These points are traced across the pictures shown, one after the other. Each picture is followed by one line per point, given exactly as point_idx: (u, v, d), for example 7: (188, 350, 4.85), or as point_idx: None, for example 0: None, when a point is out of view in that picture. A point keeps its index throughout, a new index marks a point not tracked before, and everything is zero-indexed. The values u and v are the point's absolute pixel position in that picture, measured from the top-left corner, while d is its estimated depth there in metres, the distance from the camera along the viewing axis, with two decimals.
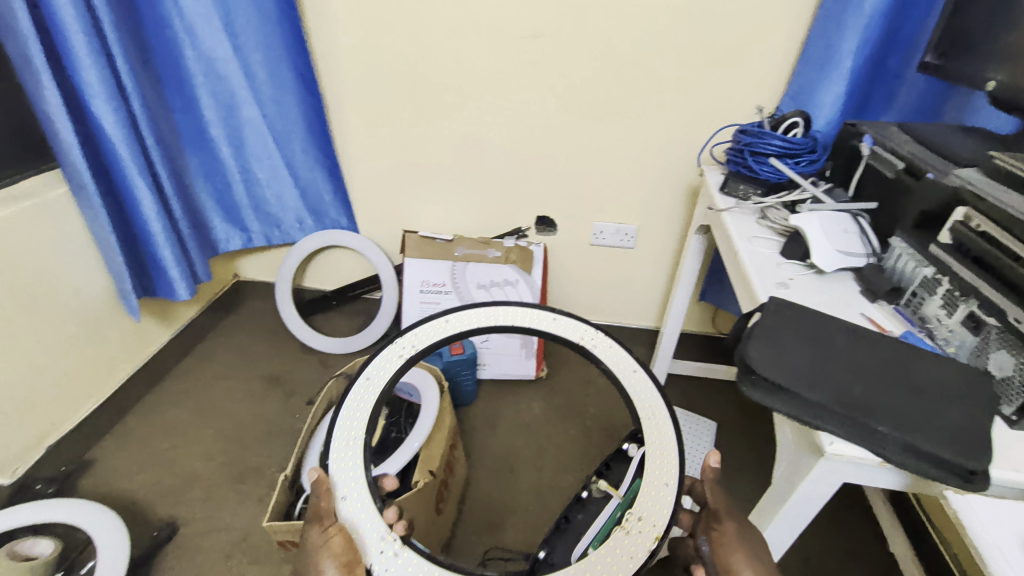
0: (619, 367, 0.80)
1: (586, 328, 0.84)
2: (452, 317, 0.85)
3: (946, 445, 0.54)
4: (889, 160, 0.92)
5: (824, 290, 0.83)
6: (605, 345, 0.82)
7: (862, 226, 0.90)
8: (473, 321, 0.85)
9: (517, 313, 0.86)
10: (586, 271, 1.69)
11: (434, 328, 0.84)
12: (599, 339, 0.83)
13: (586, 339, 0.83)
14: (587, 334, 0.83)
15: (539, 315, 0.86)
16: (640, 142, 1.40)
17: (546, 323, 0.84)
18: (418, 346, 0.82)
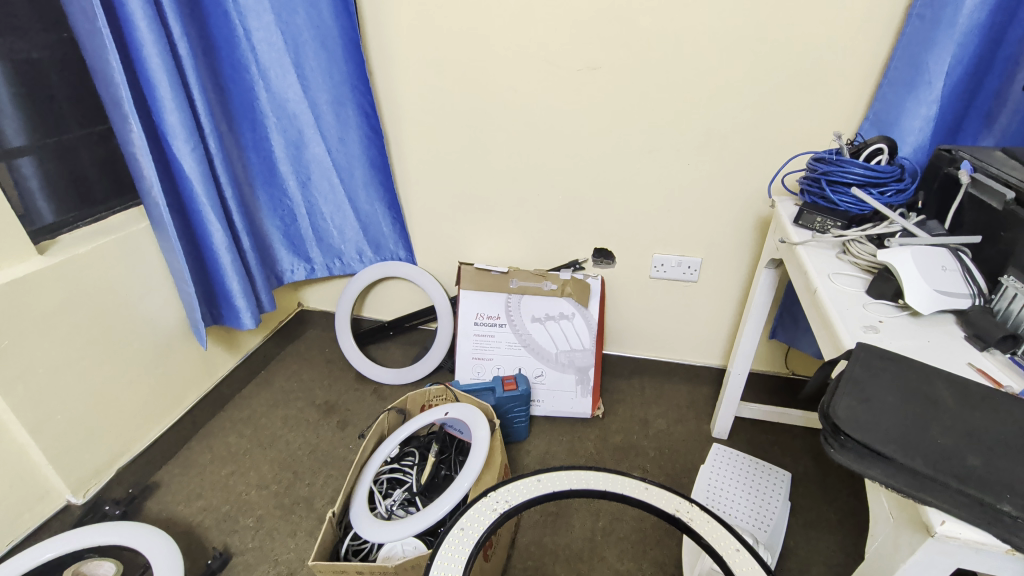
0: (720, 541, 0.77)
1: (682, 501, 0.83)
2: (543, 477, 0.85)
3: None
4: (995, 190, 0.81)
5: (921, 335, 0.73)
6: (702, 519, 0.80)
7: (964, 263, 0.79)
8: (566, 485, 0.84)
9: (609, 480, 0.86)
10: (645, 305, 1.61)
11: (523, 488, 0.84)
12: (696, 514, 0.81)
13: (683, 511, 0.81)
14: (681, 506, 0.82)
15: (635, 485, 0.85)
16: (703, 172, 1.34)
17: (639, 491, 0.84)
18: (512, 502, 0.82)
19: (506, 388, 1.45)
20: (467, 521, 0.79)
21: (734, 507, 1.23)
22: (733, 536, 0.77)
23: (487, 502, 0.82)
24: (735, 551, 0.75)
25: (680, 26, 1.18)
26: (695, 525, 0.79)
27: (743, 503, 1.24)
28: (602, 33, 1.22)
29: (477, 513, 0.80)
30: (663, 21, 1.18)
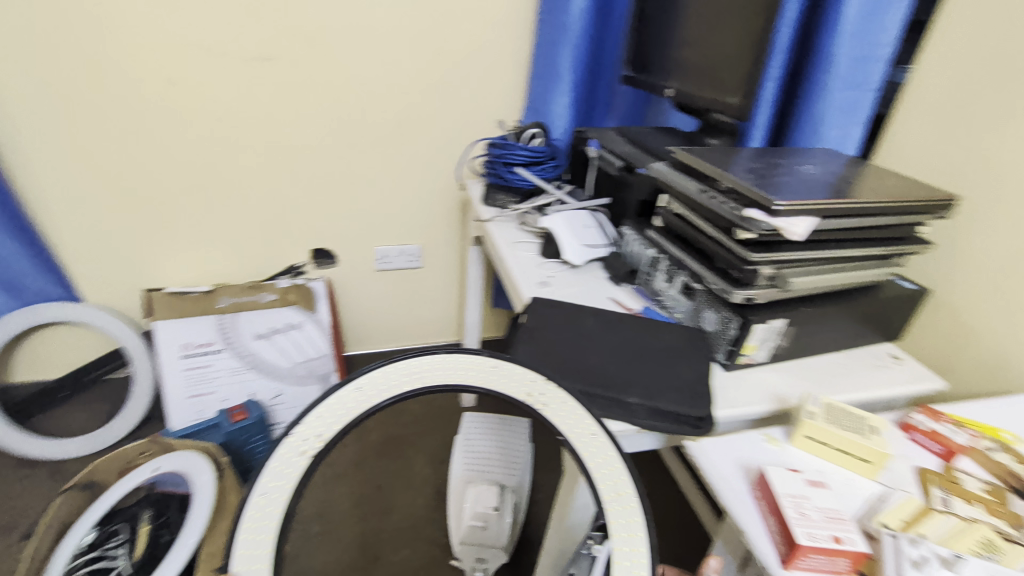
0: (575, 430, 0.55)
1: (536, 378, 0.57)
2: (365, 383, 0.54)
3: (676, 401, 0.64)
4: (611, 159, 1.05)
5: (577, 281, 0.92)
6: (558, 401, 0.56)
7: (599, 219, 1.01)
8: (394, 390, 0.54)
9: (446, 364, 0.57)
10: (378, 299, 1.64)
11: (337, 411, 0.52)
12: (551, 395, 0.57)
13: (535, 395, 0.56)
14: (535, 387, 0.57)
15: (475, 365, 0.57)
16: (402, 164, 1.40)
17: (485, 376, 0.56)
18: (328, 437, 0.51)
19: (235, 420, 1.30)
20: (270, 481, 0.48)
21: (484, 447, 1.33)
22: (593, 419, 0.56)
23: (291, 444, 0.50)
24: (592, 437, 0.54)
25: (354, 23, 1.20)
26: (547, 412, 0.55)
27: (489, 441, 1.34)
28: (269, 25, 1.16)
29: (281, 465, 0.49)
30: (336, 18, 1.18)
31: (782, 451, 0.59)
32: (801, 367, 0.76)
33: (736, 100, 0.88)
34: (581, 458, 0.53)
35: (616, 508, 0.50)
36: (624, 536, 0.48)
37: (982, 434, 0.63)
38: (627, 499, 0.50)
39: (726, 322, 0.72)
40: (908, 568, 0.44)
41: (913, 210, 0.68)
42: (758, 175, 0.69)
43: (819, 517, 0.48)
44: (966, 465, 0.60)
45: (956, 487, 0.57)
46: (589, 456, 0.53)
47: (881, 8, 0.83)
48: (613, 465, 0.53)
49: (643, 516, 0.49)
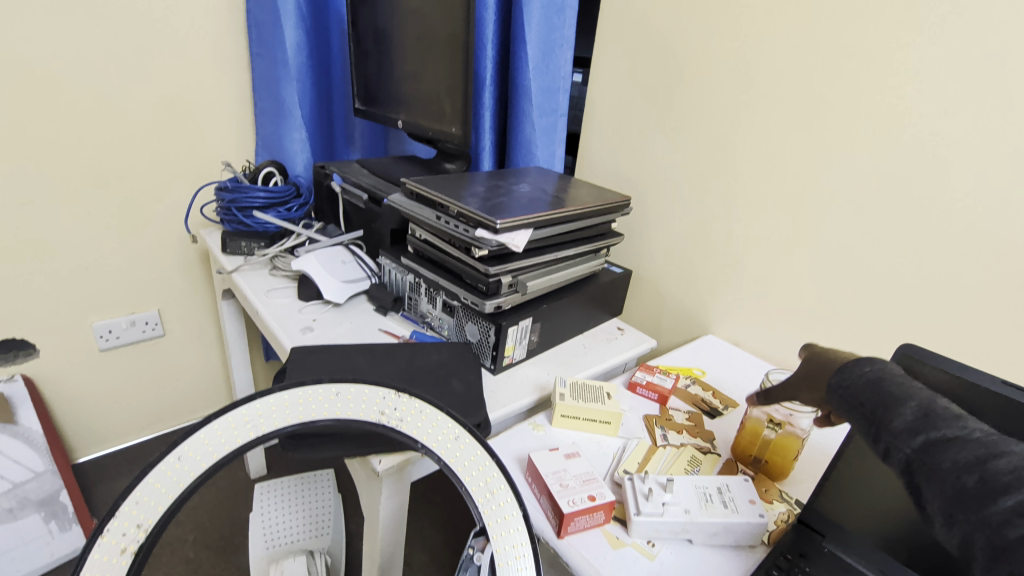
0: (437, 437, 0.49)
1: (388, 394, 0.51)
2: (188, 448, 0.43)
3: (454, 414, 0.67)
4: (355, 192, 1.04)
5: (343, 320, 0.90)
6: (414, 413, 0.50)
7: (355, 253, 1.01)
8: (225, 446, 0.44)
9: (283, 403, 0.48)
10: (112, 383, 1.38)
11: (157, 490, 0.42)
12: (408, 407, 0.50)
13: (389, 412, 0.50)
14: (387, 404, 0.50)
15: (318, 394, 0.49)
16: (110, 221, 1.21)
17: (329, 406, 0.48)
18: (152, 523, 0.40)
19: None
20: None
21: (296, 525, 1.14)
22: (453, 420, 0.50)
23: (105, 544, 0.39)
24: (455, 441, 0.49)
25: (9, 60, 1.00)
26: (405, 426, 0.49)
27: (297, 517, 1.15)
28: None
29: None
30: None
31: (546, 434, 0.68)
32: (554, 355, 0.87)
33: (457, 130, 0.96)
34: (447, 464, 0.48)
35: (491, 510, 0.45)
36: (505, 540, 0.44)
37: (680, 375, 0.83)
38: (503, 494, 0.46)
39: (485, 331, 0.79)
40: (642, 502, 0.54)
41: (604, 212, 0.84)
42: (481, 198, 0.76)
43: (576, 483, 0.56)
44: (674, 403, 0.77)
45: (669, 423, 0.72)
46: (452, 458, 0.48)
47: (555, 48, 1.01)
48: (484, 463, 0.48)
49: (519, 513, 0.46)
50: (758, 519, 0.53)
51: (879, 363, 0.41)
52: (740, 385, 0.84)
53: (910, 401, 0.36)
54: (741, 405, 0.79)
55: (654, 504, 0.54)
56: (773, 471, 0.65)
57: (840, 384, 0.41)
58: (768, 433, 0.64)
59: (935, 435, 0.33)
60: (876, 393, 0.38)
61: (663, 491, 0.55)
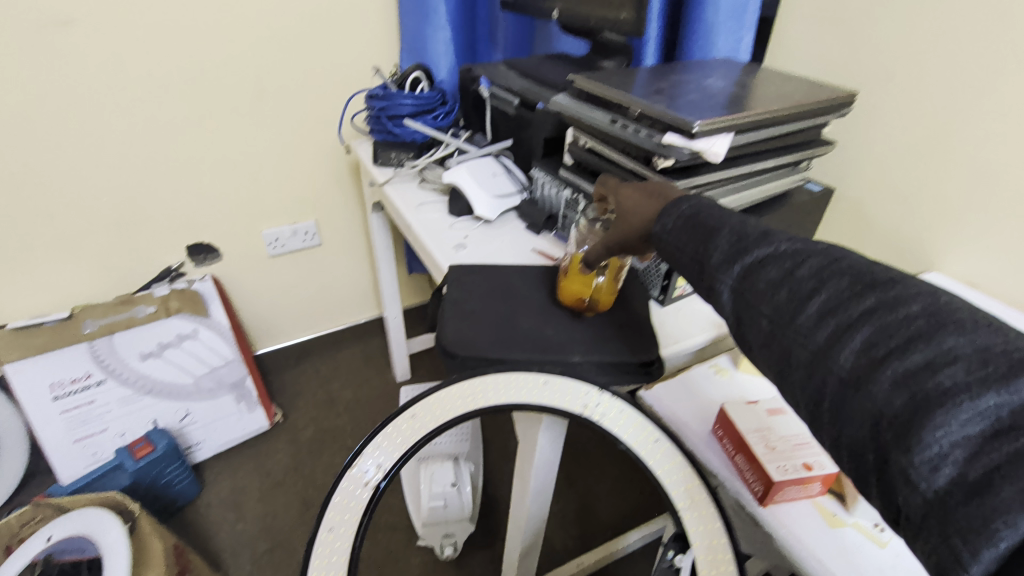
0: (637, 436, 0.53)
1: (591, 390, 0.55)
2: (420, 410, 0.55)
3: (626, 350, 0.60)
4: (505, 97, 0.95)
5: (495, 237, 0.85)
6: (616, 410, 0.54)
7: (506, 165, 0.93)
8: (449, 412, 0.54)
9: (501, 385, 0.55)
10: (281, 286, 1.51)
11: (392, 439, 0.54)
12: (610, 405, 0.54)
13: (591, 407, 0.54)
14: (590, 398, 0.55)
15: (529, 382, 0.55)
16: (272, 134, 1.26)
17: (541, 393, 0.55)
18: (387, 466, 0.52)
19: (139, 455, 1.14)
20: (336, 515, 0.50)
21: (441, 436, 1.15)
22: (652, 423, 0.53)
23: (352, 479, 0.52)
24: (656, 443, 0.52)
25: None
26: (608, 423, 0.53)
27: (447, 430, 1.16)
28: None
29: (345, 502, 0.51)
30: None
31: (733, 382, 0.58)
32: None
33: (627, 14, 0.81)
34: (645, 464, 0.52)
35: (691, 517, 0.49)
36: (701, 536, 0.48)
37: None
38: (701, 504, 0.49)
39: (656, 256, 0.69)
40: None
41: (821, 112, 0.66)
42: (666, 96, 0.63)
43: (786, 447, 0.47)
44: None
45: None
46: (649, 457, 0.52)
47: None
48: (680, 465, 0.51)
49: (720, 523, 0.48)
50: None
51: (691, 201, 0.44)
52: None
53: (720, 231, 0.39)
54: None
55: None
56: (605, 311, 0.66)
57: (662, 228, 0.44)
58: (598, 278, 0.63)
59: (747, 260, 0.37)
60: (690, 231, 0.42)
61: None
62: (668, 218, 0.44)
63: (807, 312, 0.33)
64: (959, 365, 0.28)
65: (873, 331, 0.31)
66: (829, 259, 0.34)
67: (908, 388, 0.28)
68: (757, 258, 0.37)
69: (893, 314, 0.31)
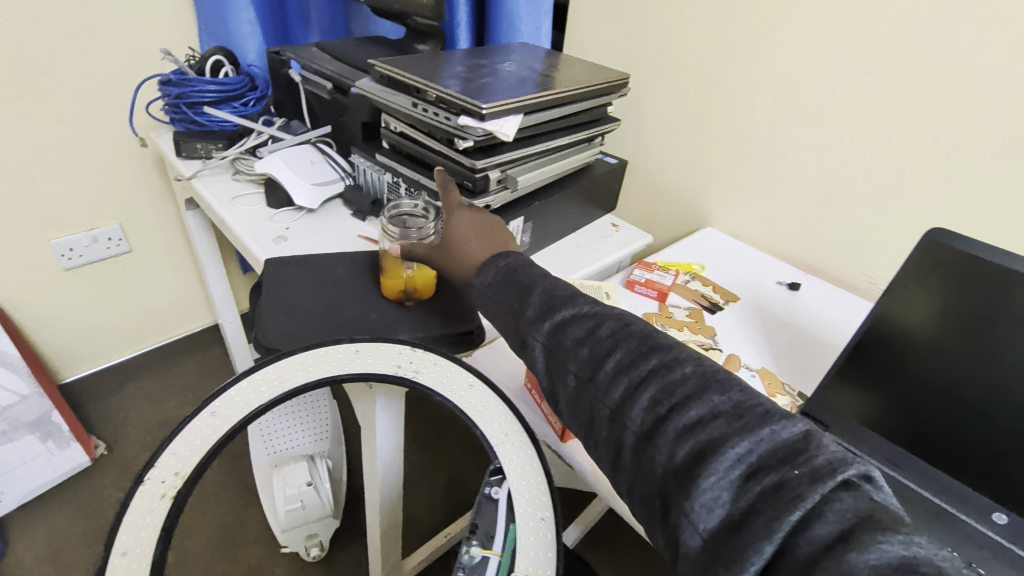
0: (451, 384, 0.54)
1: (403, 349, 0.56)
2: (221, 405, 0.49)
3: (449, 323, 0.65)
4: (319, 82, 0.93)
5: (319, 226, 0.83)
6: (429, 364, 0.55)
7: (325, 152, 0.91)
8: (259, 398, 0.50)
9: (303, 363, 0.53)
10: (84, 302, 1.32)
11: (192, 442, 0.46)
12: (421, 360, 0.56)
13: (405, 364, 0.55)
14: (403, 358, 0.55)
15: (340, 353, 0.55)
16: (48, 127, 1.08)
17: (354, 360, 0.54)
18: (189, 471, 0.44)
19: None
20: (130, 538, 0.40)
21: (296, 436, 1.11)
22: (462, 369, 0.56)
23: (148, 490, 0.43)
24: (468, 387, 0.54)
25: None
26: (422, 376, 0.53)
27: (302, 429, 1.12)
28: None
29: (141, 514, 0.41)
30: None
31: None
32: (546, 257, 0.83)
33: None
34: (464, 411, 0.52)
35: (508, 449, 0.49)
36: (518, 474, 0.47)
37: (679, 271, 0.79)
38: (518, 443, 0.49)
39: None
40: None
41: (599, 93, 0.75)
42: (462, 79, 0.67)
43: None
44: (674, 300, 0.75)
45: (670, 320, 0.70)
46: (466, 401, 0.53)
47: None
48: (488, 400, 0.53)
49: (531, 451, 0.49)
50: None
51: (510, 258, 0.48)
52: (741, 277, 0.81)
53: (535, 290, 0.43)
54: (742, 298, 0.76)
55: None
56: (425, 298, 0.67)
57: (483, 280, 0.47)
58: (407, 269, 0.65)
59: (558, 317, 0.40)
60: (509, 286, 0.45)
61: None
62: (488, 274, 0.47)
63: (605, 369, 0.37)
64: (720, 419, 0.32)
65: (656, 389, 0.34)
66: (624, 324, 0.38)
67: (687, 441, 0.32)
68: (562, 317, 0.40)
69: (672, 374, 0.34)
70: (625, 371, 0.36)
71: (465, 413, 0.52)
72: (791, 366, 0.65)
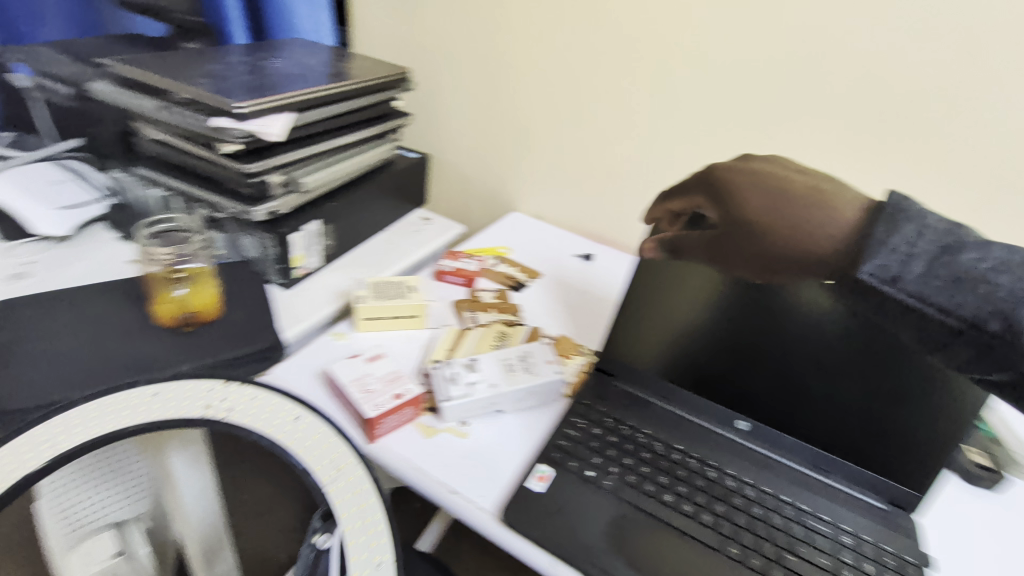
0: (269, 417, 0.47)
1: (209, 386, 0.48)
2: None
3: (240, 343, 0.60)
4: (53, 88, 0.78)
5: (72, 256, 0.71)
6: (244, 400, 0.48)
7: (72, 169, 0.78)
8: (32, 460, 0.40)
9: (90, 412, 0.44)
10: None
11: None
12: (235, 397, 0.48)
13: (215, 403, 0.47)
14: (212, 397, 0.47)
15: (132, 400, 0.46)
16: None
17: (152, 404, 0.46)
18: None
19: None
20: None
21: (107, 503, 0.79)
22: (285, 400, 0.48)
23: None
24: (295, 420, 0.47)
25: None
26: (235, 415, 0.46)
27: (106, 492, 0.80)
28: None
29: None
30: None
31: (350, 341, 0.63)
32: (355, 258, 0.80)
33: None
34: (283, 445, 0.45)
35: (339, 487, 0.43)
36: (350, 506, 0.43)
37: (486, 257, 0.83)
38: (352, 477, 0.44)
39: (264, 242, 0.69)
40: (450, 388, 0.54)
41: (379, 87, 0.77)
42: (216, 78, 0.63)
43: (380, 385, 0.53)
44: (482, 284, 0.77)
45: (478, 303, 0.72)
46: (288, 438, 0.46)
47: None
48: (317, 431, 0.47)
49: (361, 474, 0.45)
50: (556, 376, 0.56)
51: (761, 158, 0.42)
52: (545, 255, 0.87)
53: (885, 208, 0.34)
54: (545, 274, 0.82)
55: (460, 387, 0.54)
56: (208, 320, 0.61)
57: (863, 227, 0.35)
58: (178, 290, 0.59)
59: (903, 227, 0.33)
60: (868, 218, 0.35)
61: (468, 371, 0.55)
62: (899, 230, 0.33)
63: (968, 259, 0.32)
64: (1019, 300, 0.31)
65: (991, 282, 0.32)
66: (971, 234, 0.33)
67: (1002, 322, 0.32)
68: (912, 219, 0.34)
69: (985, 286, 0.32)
70: (960, 243, 0.33)
71: (282, 447, 0.45)
72: (588, 329, 0.71)
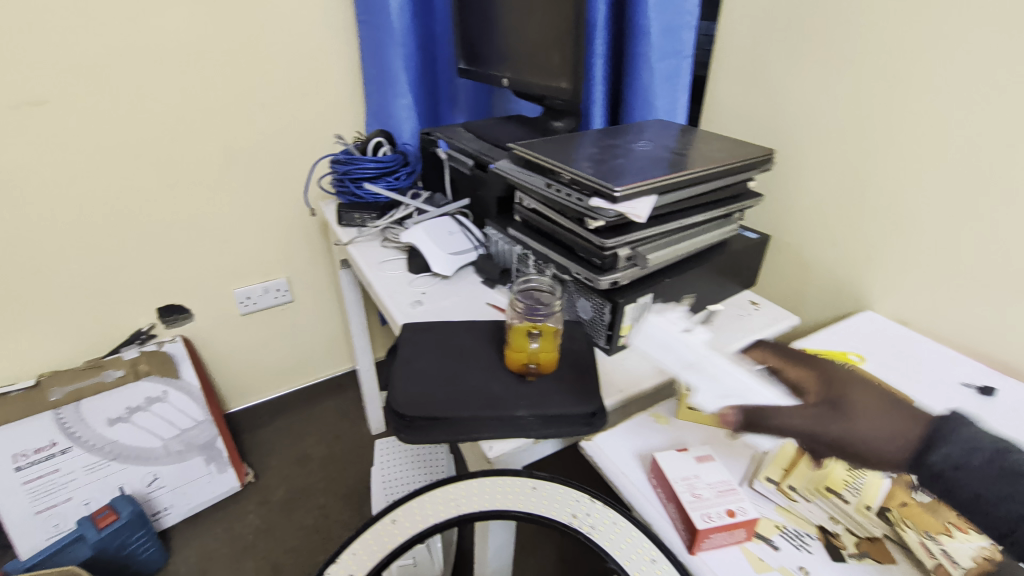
0: (595, 523, 0.53)
1: (578, 498, 0.56)
2: (402, 514, 0.56)
3: (570, 400, 0.63)
4: (461, 159, 1.01)
5: (453, 292, 0.88)
6: (600, 517, 0.54)
7: (462, 224, 0.98)
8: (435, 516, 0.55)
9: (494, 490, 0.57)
10: (251, 347, 1.52)
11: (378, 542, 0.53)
12: (601, 517, 0.54)
13: (584, 519, 0.54)
14: (577, 506, 0.55)
15: (555, 495, 0.56)
16: (243, 195, 1.31)
17: (527, 497, 0.56)
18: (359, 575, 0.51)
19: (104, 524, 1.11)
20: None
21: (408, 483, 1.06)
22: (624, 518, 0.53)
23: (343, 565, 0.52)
24: (650, 562, 0.48)
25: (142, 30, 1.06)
26: (597, 535, 0.52)
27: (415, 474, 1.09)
28: (39, 62, 1.00)
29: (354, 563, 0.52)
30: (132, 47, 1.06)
31: (670, 428, 0.61)
32: None
33: (565, 84, 0.92)
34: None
35: None
36: None
37: (834, 361, 0.70)
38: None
39: (600, 309, 0.72)
40: None
41: (741, 168, 0.73)
42: (594, 160, 0.70)
43: (709, 493, 0.49)
44: None
45: None
46: (611, 540, 0.51)
47: None
48: (630, 536, 0.51)
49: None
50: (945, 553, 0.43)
51: None
52: (913, 374, 0.69)
53: None
54: (918, 399, 0.64)
55: None
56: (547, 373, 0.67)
57: None
58: (533, 342, 0.67)
59: None
60: None
61: None
62: None
63: None
64: None
65: None
66: None
67: None
68: None
69: None
70: None
71: None
72: None
